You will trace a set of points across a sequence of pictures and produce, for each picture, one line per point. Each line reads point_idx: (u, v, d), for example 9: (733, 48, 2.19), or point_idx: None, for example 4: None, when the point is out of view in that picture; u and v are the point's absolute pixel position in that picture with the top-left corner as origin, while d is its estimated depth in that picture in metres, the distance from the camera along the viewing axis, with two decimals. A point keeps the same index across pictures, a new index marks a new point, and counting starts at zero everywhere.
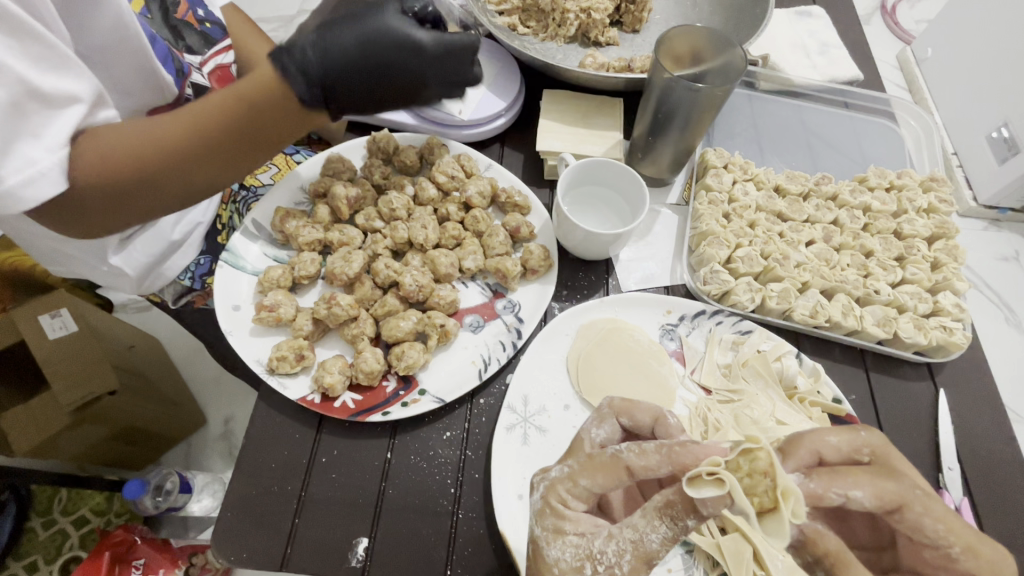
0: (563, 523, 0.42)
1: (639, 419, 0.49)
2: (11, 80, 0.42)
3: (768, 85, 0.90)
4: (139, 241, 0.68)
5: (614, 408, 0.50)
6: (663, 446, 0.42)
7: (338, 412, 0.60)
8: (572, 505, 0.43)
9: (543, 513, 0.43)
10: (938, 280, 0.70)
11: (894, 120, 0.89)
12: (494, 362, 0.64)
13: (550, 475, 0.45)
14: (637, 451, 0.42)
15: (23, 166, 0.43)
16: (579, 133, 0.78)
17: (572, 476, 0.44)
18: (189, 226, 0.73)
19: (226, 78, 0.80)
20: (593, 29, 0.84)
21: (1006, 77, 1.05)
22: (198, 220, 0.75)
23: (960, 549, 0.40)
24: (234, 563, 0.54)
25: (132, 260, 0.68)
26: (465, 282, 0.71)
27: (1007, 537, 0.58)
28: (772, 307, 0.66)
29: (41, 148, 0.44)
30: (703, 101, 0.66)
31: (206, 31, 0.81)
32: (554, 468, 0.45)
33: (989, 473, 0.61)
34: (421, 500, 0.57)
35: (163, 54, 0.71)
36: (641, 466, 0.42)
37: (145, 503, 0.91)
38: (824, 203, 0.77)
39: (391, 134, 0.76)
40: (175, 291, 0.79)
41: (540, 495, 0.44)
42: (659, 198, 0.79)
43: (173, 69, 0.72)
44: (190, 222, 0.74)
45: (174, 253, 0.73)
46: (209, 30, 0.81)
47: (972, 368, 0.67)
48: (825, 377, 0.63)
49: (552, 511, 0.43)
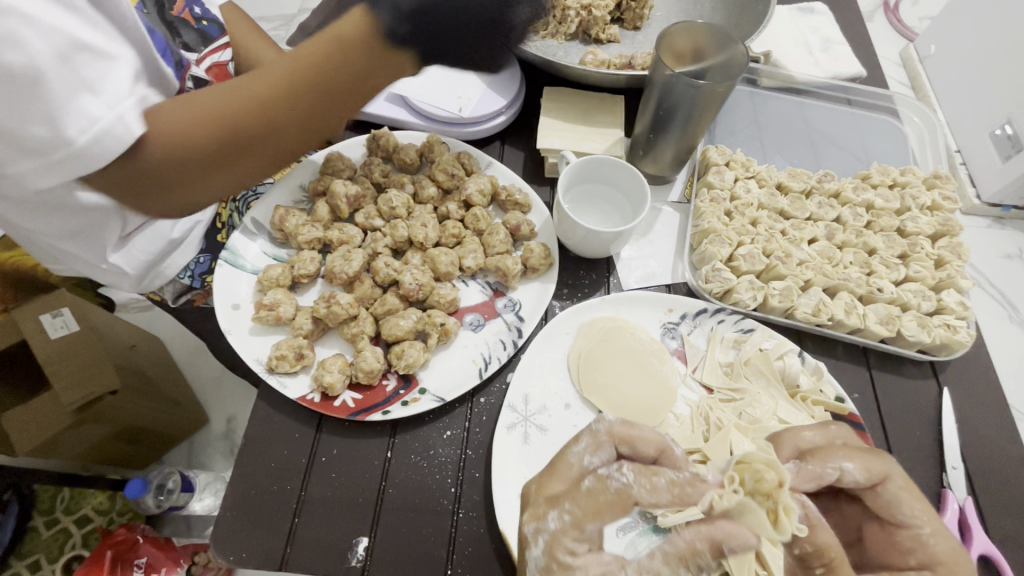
0: (572, 574, 0.39)
1: (641, 448, 0.47)
2: (52, 35, 0.44)
3: (770, 82, 0.89)
4: (138, 240, 0.67)
5: (614, 436, 0.47)
6: (675, 487, 0.43)
7: (338, 411, 0.59)
8: (576, 551, 0.40)
9: (549, 570, 0.40)
10: (941, 277, 0.69)
11: (897, 117, 0.88)
12: (494, 361, 0.63)
13: (548, 526, 0.41)
14: (648, 488, 0.42)
15: (87, 122, 0.45)
16: (579, 131, 0.77)
17: (577, 523, 0.41)
18: (189, 223, 0.73)
19: (224, 76, 0.79)
20: (594, 27, 0.84)
21: (1011, 74, 1.04)
22: (198, 218, 0.74)
23: (930, 531, 0.44)
24: (234, 562, 0.54)
25: (132, 258, 0.67)
26: (465, 280, 0.71)
27: (1011, 537, 0.57)
28: (774, 306, 0.66)
29: (101, 104, 0.46)
30: (705, 98, 0.66)
31: (204, 29, 0.81)
32: (550, 516, 0.42)
33: (992, 471, 0.60)
34: (421, 499, 0.57)
35: (163, 46, 0.69)
36: (651, 502, 0.42)
37: (147, 503, 0.92)
38: (827, 201, 0.76)
39: (391, 132, 0.76)
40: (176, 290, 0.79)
41: (542, 550, 0.40)
42: (660, 196, 0.79)
43: (173, 62, 0.69)
44: (189, 220, 0.73)
45: (174, 251, 0.73)
46: (206, 27, 0.81)
47: (976, 366, 0.67)
48: (827, 376, 0.63)
49: (558, 566, 0.39)
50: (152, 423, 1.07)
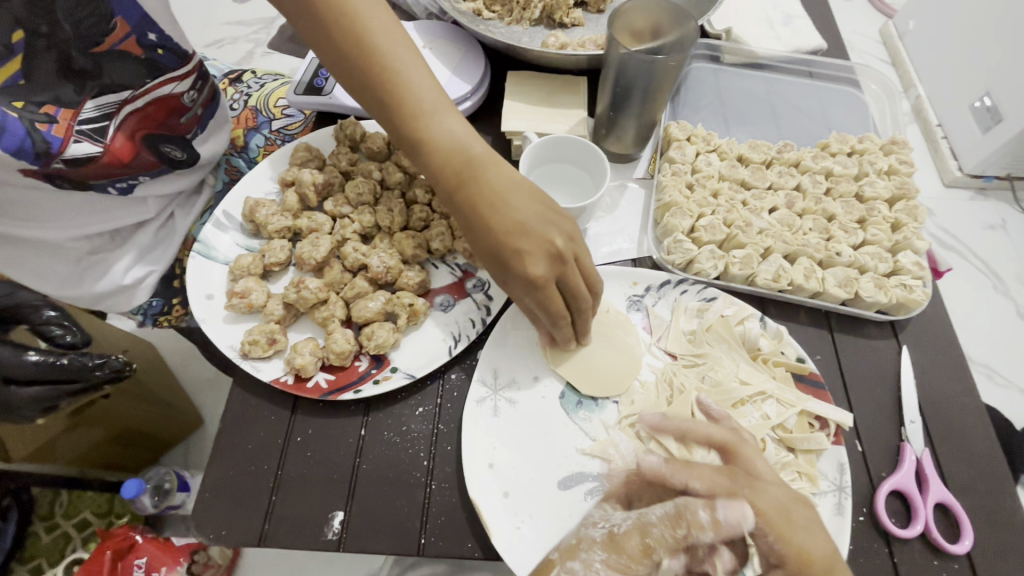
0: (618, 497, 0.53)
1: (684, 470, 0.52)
2: None
3: (733, 59, 0.91)
4: (91, 276, 0.76)
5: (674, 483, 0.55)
6: None
7: (311, 392, 0.61)
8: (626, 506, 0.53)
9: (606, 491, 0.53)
10: (897, 240, 0.71)
11: (859, 88, 0.90)
12: (464, 338, 0.65)
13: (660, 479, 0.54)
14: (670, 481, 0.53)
15: None
16: (543, 112, 0.79)
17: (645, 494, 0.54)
18: (141, 271, 0.78)
19: (155, 117, 0.74)
20: (558, 10, 0.86)
21: (995, 48, 1.05)
22: (151, 266, 0.79)
23: None
24: (214, 540, 0.55)
25: (83, 294, 0.76)
26: (435, 263, 0.72)
27: (966, 487, 0.59)
28: (735, 274, 0.68)
29: None
30: (659, 73, 0.67)
31: (156, 58, 0.73)
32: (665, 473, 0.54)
33: (948, 424, 0.62)
34: (395, 473, 0.59)
35: (20, 141, 0.64)
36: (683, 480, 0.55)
37: (145, 503, 0.96)
38: (787, 170, 0.78)
39: (358, 121, 0.78)
40: (39, 390, 0.71)
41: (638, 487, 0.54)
42: (625, 174, 0.80)
43: (33, 152, 0.65)
44: (142, 269, 0.78)
45: (128, 296, 0.79)
46: (161, 57, 0.73)
47: (935, 324, 0.68)
48: (788, 338, 0.64)
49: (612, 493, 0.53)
50: (148, 425, 1.10)
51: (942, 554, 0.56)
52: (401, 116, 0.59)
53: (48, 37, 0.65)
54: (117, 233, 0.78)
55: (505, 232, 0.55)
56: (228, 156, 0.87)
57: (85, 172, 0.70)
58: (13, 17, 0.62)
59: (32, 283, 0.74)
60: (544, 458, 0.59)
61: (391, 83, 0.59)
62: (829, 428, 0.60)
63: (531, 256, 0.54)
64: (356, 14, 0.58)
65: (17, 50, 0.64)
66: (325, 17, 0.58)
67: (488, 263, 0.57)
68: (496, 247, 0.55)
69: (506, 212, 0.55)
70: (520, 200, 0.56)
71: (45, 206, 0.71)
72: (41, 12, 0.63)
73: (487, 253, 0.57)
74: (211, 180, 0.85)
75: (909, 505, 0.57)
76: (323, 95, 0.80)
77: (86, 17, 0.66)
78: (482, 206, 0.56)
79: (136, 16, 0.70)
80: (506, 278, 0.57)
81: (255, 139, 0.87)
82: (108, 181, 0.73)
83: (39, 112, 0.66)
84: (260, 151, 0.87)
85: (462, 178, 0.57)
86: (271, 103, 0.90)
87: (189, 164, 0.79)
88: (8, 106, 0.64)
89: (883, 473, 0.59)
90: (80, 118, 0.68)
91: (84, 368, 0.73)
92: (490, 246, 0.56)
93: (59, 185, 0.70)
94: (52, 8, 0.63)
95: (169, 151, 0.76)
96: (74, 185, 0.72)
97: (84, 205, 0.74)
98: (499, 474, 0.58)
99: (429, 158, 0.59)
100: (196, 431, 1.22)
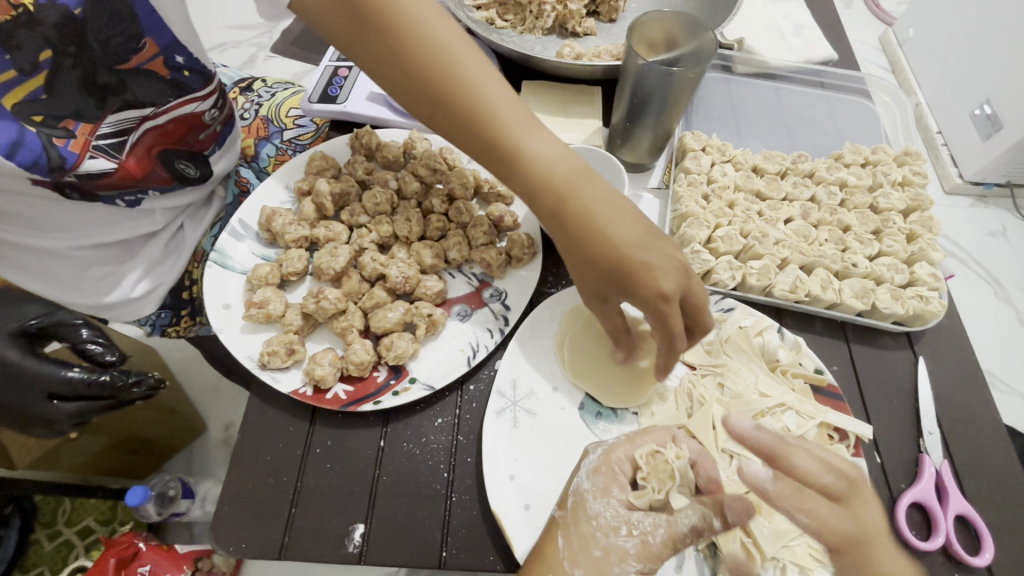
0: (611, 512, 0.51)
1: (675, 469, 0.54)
2: None
3: (744, 69, 0.92)
4: (101, 286, 0.75)
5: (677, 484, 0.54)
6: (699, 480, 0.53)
7: (330, 403, 0.61)
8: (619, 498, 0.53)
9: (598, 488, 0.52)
10: (913, 251, 0.71)
11: (869, 98, 0.91)
12: (482, 349, 0.65)
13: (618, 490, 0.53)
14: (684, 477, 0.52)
15: None
16: (559, 122, 0.80)
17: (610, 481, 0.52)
18: (151, 283, 0.77)
19: (172, 134, 0.74)
20: (571, 20, 0.86)
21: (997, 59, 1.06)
22: (163, 281, 0.78)
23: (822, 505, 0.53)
24: (234, 553, 0.55)
25: (93, 304, 0.76)
26: (452, 273, 0.72)
27: (985, 498, 0.59)
28: (753, 284, 0.68)
29: None
30: (676, 84, 0.67)
31: (181, 79, 0.74)
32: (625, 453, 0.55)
33: (967, 435, 0.63)
34: (414, 484, 0.58)
35: (34, 156, 0.64)
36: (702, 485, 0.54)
37: (149, 510, 0.93)
38: (801, 180, 0.79)
39: (374, 130, 0.78)
40: (79, 405, 0.68)
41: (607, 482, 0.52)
42: (640, 183, 0.80)
43: (46, 167, 0.65)
44: (151, 281, 0.77)
45: (138, 308, 0.78)
46: (187, 78, 0.74)
47: (950, 334, 0.69)
48: (806, 349, 0.65)
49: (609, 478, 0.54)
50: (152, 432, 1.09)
51: (964, 567, 0.56)
52: (484, 123, 0.55)
53: (75, 57, 0.65)
54: (127, 244, 0.77)
55: (623, 242, 0.51)
56: (238, 168, 0.86)
57: (95, 185, 0.70)
58: (44, 38, 0.63)
59: (41, 290, 0.74)
60: (564, 469, 0.59)
61: (478, 99, 0.55)
62: (849, 440, 0.60)
63: (660, 266, 0.50)
64: (424, 25, 0.56)
65: (42, 67, 0.64)
66: (390, 29, 0.56)
67: (604, 278, 0.52)
68: (620, 258, 0.50)
69: (619, 223, 0.51)
70: (628, 214, 0.52)
71: (57, 216, 0.71)
72: (73, 35, 0.64)
73: (606, 270, 0.52)
74: (222, 191, 0.84)
75: (930, 518, 0.57)
76: (338, 104, 0.80)
77: (116, 36, 0.66)
78: (591, 218, 0.52)
79: (167, 39, 0.70)
80: (627, 294, 0.52)
81: (265, 148, 0.87)
82: (117, 193, 0.72)
83: (57, 127, 0.66)
84: (270, 161, 0.86)
85: (575, 182, 0.53)
86: (283, 113, 0.89)
87: (201, 180, 0.79)
88: (27, 120, 0.64)
89: (903, 485, 0.59)
90: (98, 133, 0.68)
91: (118, 387, 0.69)
92: (612, 258, 0.51)
93: (68, 194, 0.69)
94: (83, 28, 0.64)
95: (182, 167, 0.76)
96: (83, 196, 0.71)
97: (94, 216, 0.73)
98: (519, 487, 0.57)
99: (531, 165, 0.55)
100: (200, 437, 1.21)
